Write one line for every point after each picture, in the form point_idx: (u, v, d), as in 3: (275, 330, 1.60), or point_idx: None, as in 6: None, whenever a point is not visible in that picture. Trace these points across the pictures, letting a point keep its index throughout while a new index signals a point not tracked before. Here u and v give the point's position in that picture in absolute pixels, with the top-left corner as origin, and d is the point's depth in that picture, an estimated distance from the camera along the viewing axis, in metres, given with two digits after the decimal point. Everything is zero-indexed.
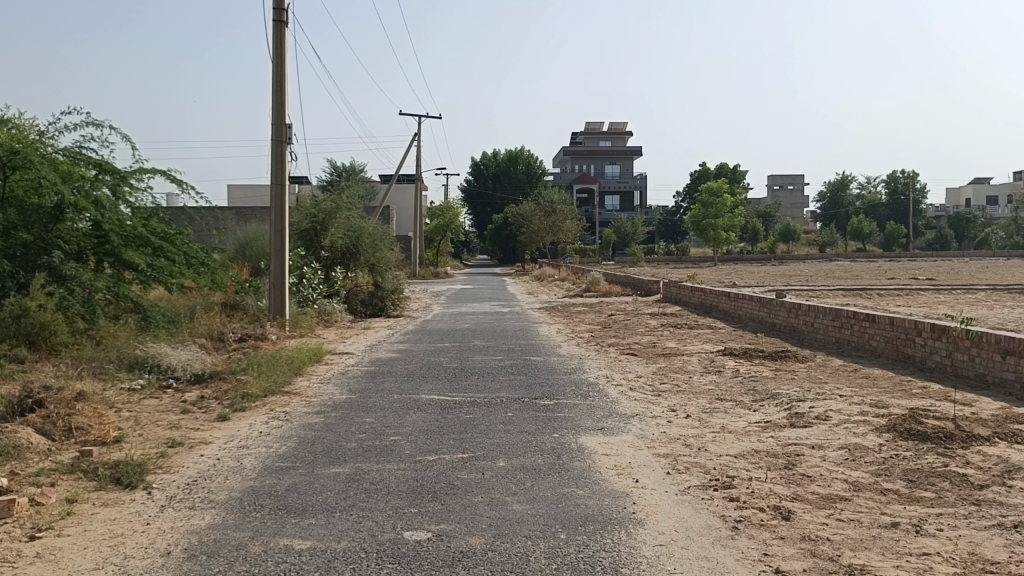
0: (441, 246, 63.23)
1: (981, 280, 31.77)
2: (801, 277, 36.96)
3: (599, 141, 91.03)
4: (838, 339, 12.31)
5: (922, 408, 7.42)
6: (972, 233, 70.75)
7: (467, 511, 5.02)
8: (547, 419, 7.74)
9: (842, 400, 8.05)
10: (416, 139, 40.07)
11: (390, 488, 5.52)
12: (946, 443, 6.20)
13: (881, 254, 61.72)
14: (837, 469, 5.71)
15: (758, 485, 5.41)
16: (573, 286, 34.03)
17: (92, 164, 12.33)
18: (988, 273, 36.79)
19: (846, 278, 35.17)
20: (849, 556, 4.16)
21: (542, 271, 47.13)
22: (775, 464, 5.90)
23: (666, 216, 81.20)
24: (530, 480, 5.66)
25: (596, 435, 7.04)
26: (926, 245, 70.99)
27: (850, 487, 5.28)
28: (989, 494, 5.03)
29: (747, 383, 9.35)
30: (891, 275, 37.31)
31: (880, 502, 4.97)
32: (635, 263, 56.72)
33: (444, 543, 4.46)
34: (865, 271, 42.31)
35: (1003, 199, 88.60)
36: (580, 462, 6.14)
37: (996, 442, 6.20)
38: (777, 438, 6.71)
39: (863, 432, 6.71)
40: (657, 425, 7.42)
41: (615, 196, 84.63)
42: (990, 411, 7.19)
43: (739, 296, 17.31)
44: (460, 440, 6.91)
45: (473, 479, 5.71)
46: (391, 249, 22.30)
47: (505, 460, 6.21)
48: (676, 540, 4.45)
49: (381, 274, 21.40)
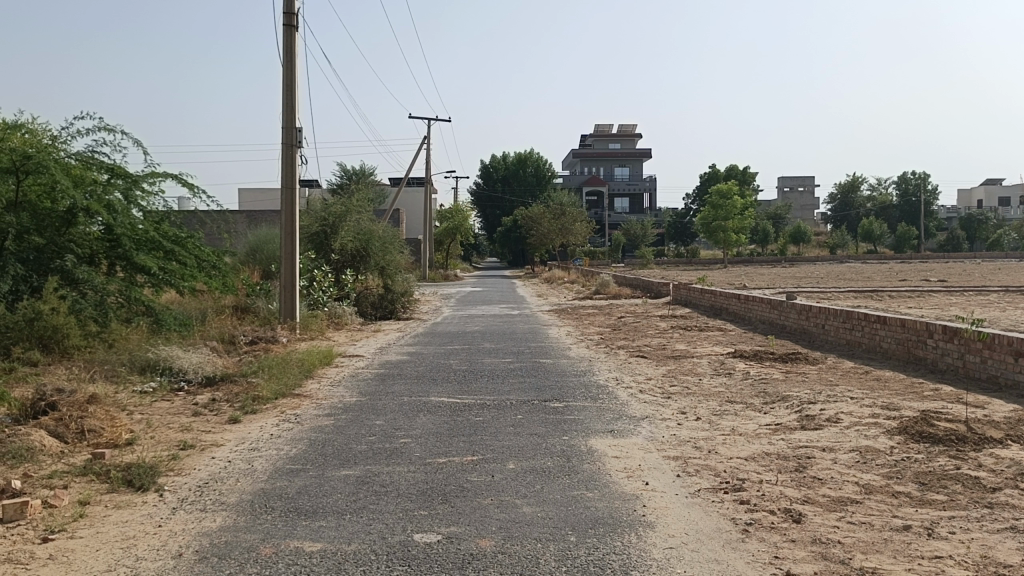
0: (451, 249, 63.35)
1: (994, 280, 31.59)
2: (811, 278, 36.87)
3: (608, 143, 91.03)
4: (849, 341, 12.26)
5: (934, 410, 7.38)
6: (984, 234, 70.34)
7: (477, 513, 5.03)
8: (557, 422, 7.74)
9: (853, 402, 8.01)
10: (426, 143, 40.21)
11: (400, 490, 5.53)
12: (958, 445, 6.16)
13: (893, 256, 61.48)
14: (848, 472, 5.69)
15: (768, 488, 5.40)
16: (584, 288, 34.04)
17: (104, 169, 12.43)
18: (1000, 275, 36.61)
19: (857, 280, 35.07)
20: (860, 559, 4.14)
21: (552, 273, 47.16)
22: (786, 467, 5.88)
23: (676, 217, 81.05)
24: (539, 483, 5.66)
25: (605, 438, 7.04)
26: (938, 246, 70.63)
27: (861, 490, 5.27)
28: (1002, 497, 5.00)
29: (758, 385, 9.32)
30: (903, 276, 37.19)
31: (891, 505, 4.95)
32: (646, 265, 56.67)
33: (454, 545, 4.47)
34: (876, 272, 42.17)
35: (1015, 200, 88.02)
36: (589, 465, 6.14)
37: (1009, 444, 6.16)
38: (787, 440, 6.69)
39: (874, 434, 6.69)
40: (666, 427, 7.41)
41: (624, 198, 84.57)
42: (1003, 413, 7.14)
43: (749, 298, 17.28)
44: (470, 442, 6.92)
45: (482, 481, 5.72)
46: (402, 252, 22.35)
47: (515, 463, 6.22)
48: (686, 542, 4.44)
49: (391, 277, 21.46)
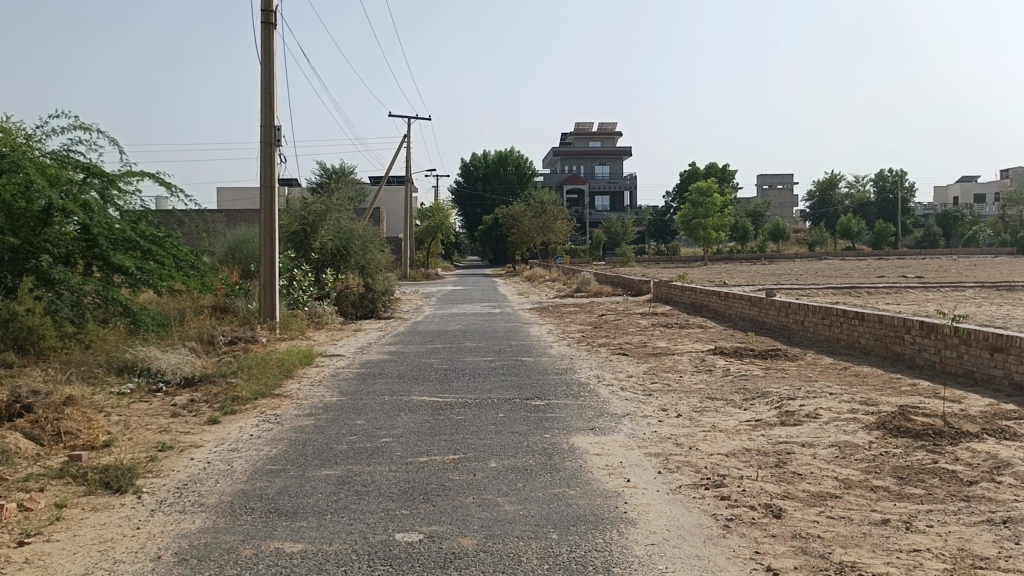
0: (431, 248, 63.23)
1: (969, 277, 31.98)
2: (790, 276, 37.18)
3: (588, 142, 91.21)
4: (828, 337, 12.36)
5: (911, 405, 7.45)
6: (959, 231, 71.15)
7: (458, 512, 5.01)
8: (538, 420, 7.73)
9: (831, 398, 8.08)
10: (406, 141, 40.11)
11: (382, 490, 5.50)
12: (936, 440, 6.23)
13: (871, 253, 62.10)
14: (827, 466, 5.73)
15: (749, 484, 5.42)
16: (564, 286, 34.13)
17: (80, 167, 12.26)
18: (976, 271, 37.09)
19: (835, 277, 35.41)
20: (839, 553, 4.17)
21: (533, 272, 47.24)
22: (766, 462, 5.92)
23: (656, 215, 81.37)
24: (521, 481, 5.65)
25: (587, 435, 7.04)
26: (914, 243, 71.37)
27: (840, 484, 5.31)
28: (978, 490, 5.06)
29: (738, 382, 9.37)
30: (880, 273, 37.53)
31: (870, 499, 4.99)
32: (626, 263, 56.84)
33: (436, 544, 4.46)
34: (854, 269, 42.54)
35: (990, 197, 89.14)
36: (571, 462, 6.14)
37: (985, 438, 6.24)
38: (767, 436, 6.73)
39: (853, 429, 6.74)
40: (647, 424, 7.44)
41: (605, 196, 84.79)
42: (979, 408, 7.23)
43: (729, 295, 17.38)
44: (451, 441, 6.90)
45: (464, 480, 5.71)
46: (382, 250, 22.27)
47: (497, 461, 6.22)
48: (668, 539, 4.45)
49: (372, 276, 21.40)
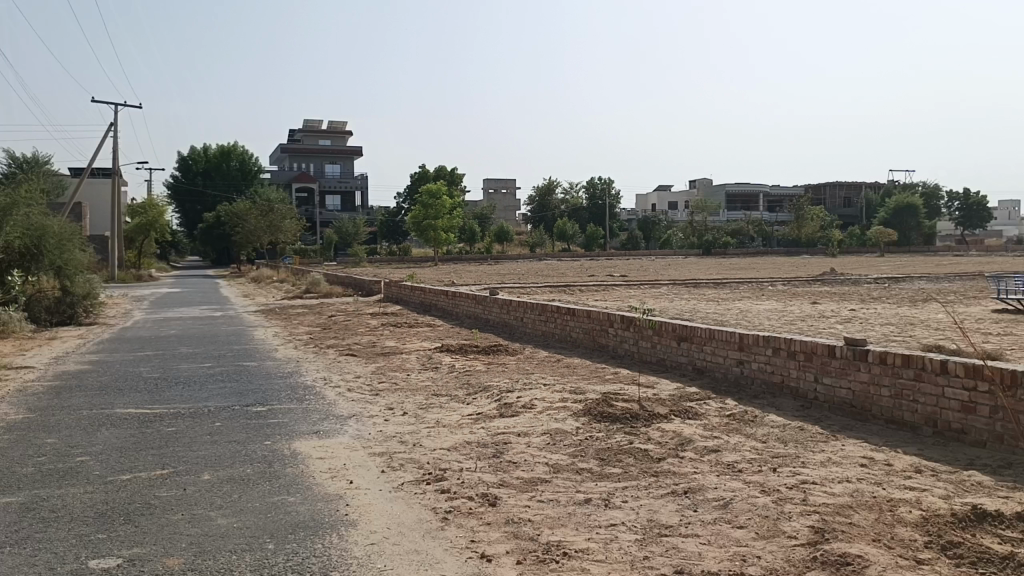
0: (144, 247, 58.19)
1: (665, 275, 35.80)
2: (513, 275, 39.18)
3: (318, 139, 89.25)
4: (544, 332, 13.19)
5: (613, 392, 8.18)
6: (658, 234, 79.37)
7: (165, 531, 4.65)
8: (259, 426, 7.41)
9: (545, 389, 8.62)
10: (112, 130, 36.53)
11: (74, 515, 4.95)
12: (632, 422, 6.89)
13: (585, 253, 67.21)
14: (539, 454, 6.10)
15: (468, 476, 5.61)
16: (293, 287, 33.09)
17: None
18: (670, 270, 41.55)
19: (553, 275, 37.90)
20: (547, 534, 4.45)
21: (259, 272, 45.27)
22: (485, 454, 6.17)
23: (388, 216, 81.65)
24: (237, 492, 5.37)
25: (310, 439, 6.87)
26: (621, 246, 78.45)
27: (550, 469, 5.68)
28: (665, 465, 5.67)
29: (462, 377, 9.69)
30: (592, 273, 40.73)
31: (576, 481, 5.40)
32: (358, 263, 56.43)
33: (137, 568, 4.09)
34: (570, 269, 45.70)
35: (682, 205, 100.46)
36: (293, 468, 5.95)
37: (673, 418, 7.01)
38: (486, 429, 7.02)
39: (563, 417, 7.25)
40: (372, 424, 7.42)
41: (336, 196, 83.47)
42: (669, 392, 8.11)
43: (455, 294, 17.90)
44: (160, 455, 6.39)
45: (173, 496, 5.30)
46: (82, 249, 20.07)
47: (211, 473, 5.85)
48: (388, 537, 4.47)
49: (70, 277, 19.21)
